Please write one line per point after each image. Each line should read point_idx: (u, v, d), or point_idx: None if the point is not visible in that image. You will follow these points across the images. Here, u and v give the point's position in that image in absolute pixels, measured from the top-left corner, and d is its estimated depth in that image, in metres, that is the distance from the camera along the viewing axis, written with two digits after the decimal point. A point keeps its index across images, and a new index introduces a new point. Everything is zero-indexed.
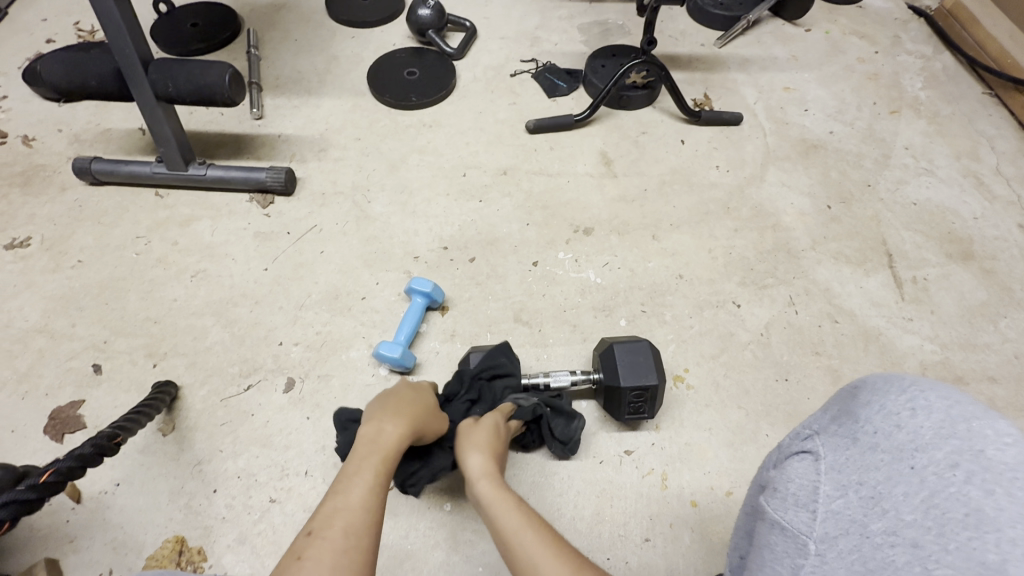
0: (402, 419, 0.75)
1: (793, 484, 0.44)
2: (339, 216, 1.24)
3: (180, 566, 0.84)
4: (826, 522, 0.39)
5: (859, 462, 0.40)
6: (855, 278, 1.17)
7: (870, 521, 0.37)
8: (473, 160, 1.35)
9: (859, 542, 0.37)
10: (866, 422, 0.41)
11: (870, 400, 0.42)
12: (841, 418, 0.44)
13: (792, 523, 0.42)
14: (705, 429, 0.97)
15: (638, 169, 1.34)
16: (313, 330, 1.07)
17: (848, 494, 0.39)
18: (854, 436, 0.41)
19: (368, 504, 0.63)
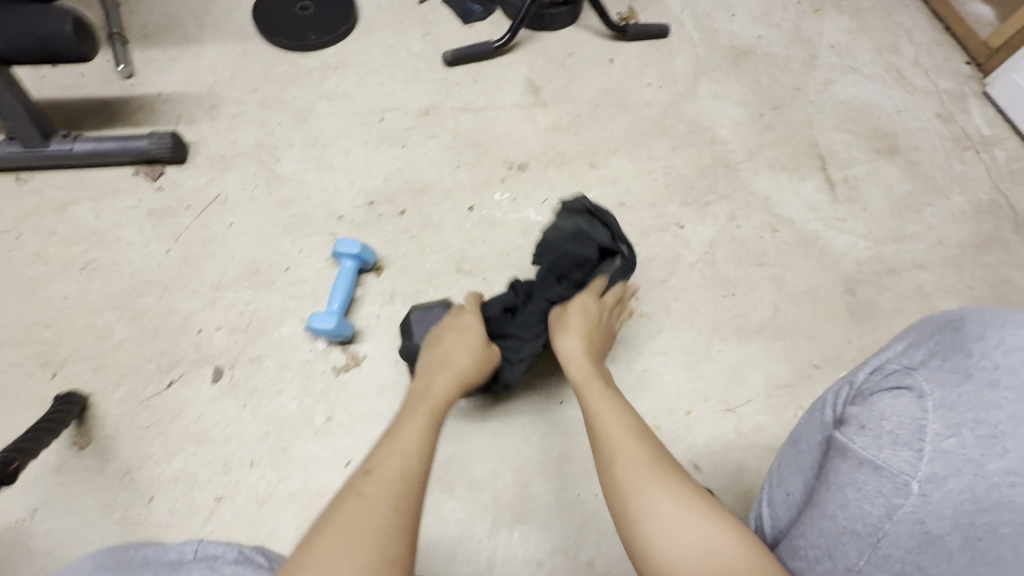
0: (451, 372, 0.76)
1: (888, 423, 0.47)
2: (246, 180, 1.10)
3: None
4: (934, 462, 0.43)
5: (974, 402, 0.43)
6: (792, 184, 1.17)
7: (985, 460, 0.41)
8: (390, 102, 1.22)
9: (973, 481, 0.42)
10: (981, 358, 0.44)
11: (981, 335, 0.45)
12: (946, 352, 0.46)
13: (888, 462, 0.46)
14: (661, 353, 0.97)
15: (568, 95, 1.26)
16: (236, 311, 0.97)
17: (964, 433, 0.43)
18: (966, 374, 0.44)
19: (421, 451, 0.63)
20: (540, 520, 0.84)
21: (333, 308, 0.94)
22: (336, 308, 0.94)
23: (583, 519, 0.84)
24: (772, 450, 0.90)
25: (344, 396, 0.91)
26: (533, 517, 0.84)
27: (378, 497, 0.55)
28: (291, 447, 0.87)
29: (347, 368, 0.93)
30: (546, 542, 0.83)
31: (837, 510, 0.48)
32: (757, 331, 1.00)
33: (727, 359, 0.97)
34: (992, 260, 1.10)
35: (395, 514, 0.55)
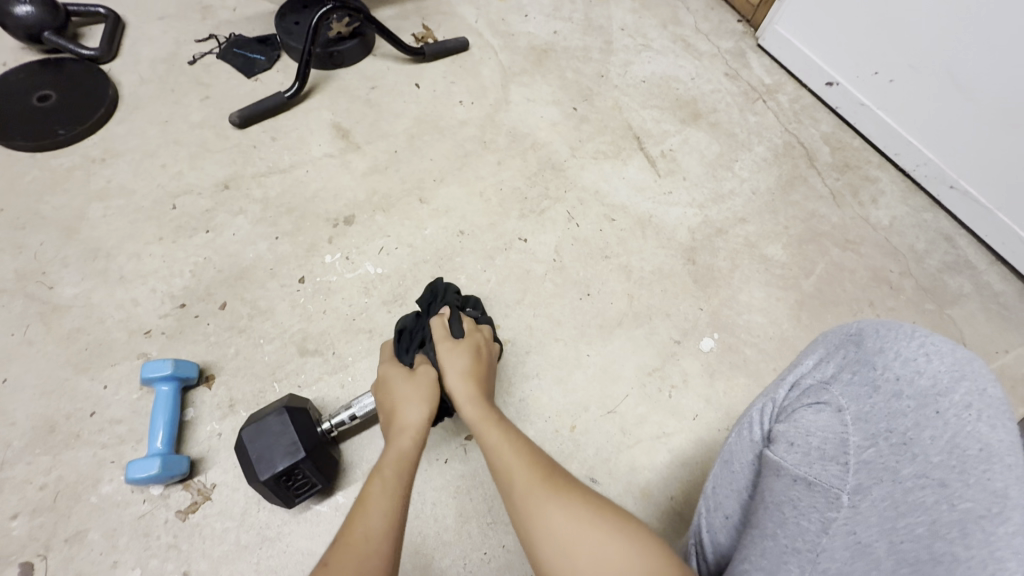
0: (416, 411, 0.72)
1: (814, 438, 0.44)
2: (13, 322, 0.91)
3: None
4: (857, 474, 0.40)
5: (887, 411, 0.41)
6: (617, 171, 1.21)
7: (899, 466, 0.38)
8: (180, 184, 1.07)
9: (891, 488, 0.38)
10: (884, 369, 0.43)
11: (881, 347, 0.44)
12: (852, 366, 0.45)
13: (820, 477, 0.42)
14: (534, 376, 0.96)
15: (380, 131, 1.19)
16: (34, 486, 0.80)
17: (879, 443, 0.40)
18: (875, 384, 0.43)
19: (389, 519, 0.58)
20: None
21: (158, 447, 0.80)
22: (161, 444, 0.80)
23: None
24: (657, 438, 0.92)
25: (198, 542, 0.78)
26: None
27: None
28: None
29: (194, 508, 0.80)
30: None
31: (777, 530, 0.44)
32: (618, 324, 1.02)
33: (597, 362, 0.98)
34: (798, 197, 1.22)
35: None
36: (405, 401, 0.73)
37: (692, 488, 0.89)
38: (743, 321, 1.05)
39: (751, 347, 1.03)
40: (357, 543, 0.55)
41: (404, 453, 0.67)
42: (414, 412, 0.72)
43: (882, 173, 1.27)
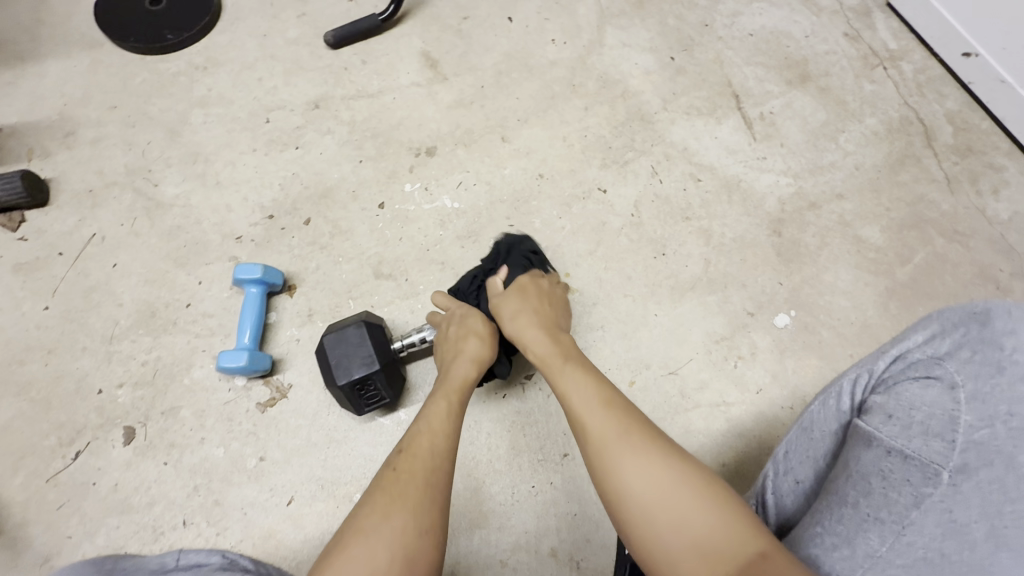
0: (479, 345, 0.76)
1: (919, 413, 0.45)
2: (122, 213, 0.98)
3: None
4: (965, 453, 0.42)
5: (1009, 393, 0.42)
6: (709, 129, 1.14)
7: (1016, 452, 0.40)
8: (274, 100, 1.10)
9: (1002, 473, 0.41)
10: (1013, 350, 0.43)
11: (1013, 328, 0.44)
12: (977, 346, 0.45)
13: (921, 452, 0.43)
14: (598, 328, 0.96)
15: (469, 64, 1.16)
16: (137, 362, 0.88)
17: (996, 426, 0.42)
18: (1001, 366, 0.43)
19: (449, 435, 0.64)
20: (497, 520, 0.83)
21: (245, 343, 0.86)
22: (246, 340, 0.86)
23: (541, 510, 0.83)
24: (716, 406, 0.91)
25: (274, 433, 0.85)
26: (490, 518, 0.83)
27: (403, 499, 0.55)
28: (223, 498, 0.82)
29: (273, 402, 0.87)
30: (506, 541, 0.82)
31: (858, 498, 0.45)
32: (691, 288, 0.99)
33: (664, 323, 0.96)
34: (907, 178, 1.12)
35: (426, 510, 0.55)
36: (468, 339, 0.76)
37: (745, 458, 0.88)
38: (824, 301, 1.00)
39: (829, 329, 0.98)
40: (419, 457, 0.60)
41: (467, 380, 0.72)
42: (477, 346, 0.76)
43: (1010, 161, 1.13)
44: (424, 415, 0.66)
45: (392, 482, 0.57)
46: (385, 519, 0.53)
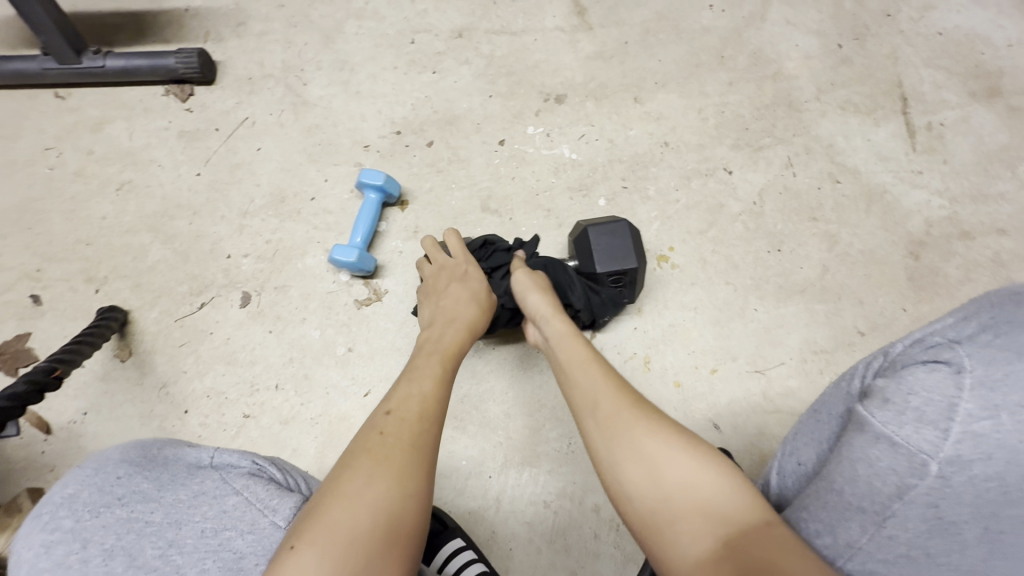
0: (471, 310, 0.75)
1: (916, 398, 0.38)
2: (273, 104, 1.07)
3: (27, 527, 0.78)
4: (960, 444, 0.36)
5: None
6: (863, 129, 1.03)
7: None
8: (422, 23, 1.13)
9: (1003, 470, 0.35)
10: None
11: None
12: (1002, 327, 0.37)
13: (909, 441, 0.38)
14: (690, 308, 0.92)
15: (617, 17, 1.12)
16: (263, 239, 0.97)
17: (1004, 417, 0.35)
18: (1023, 353, 0.35)
19: (439, 400, 0.62)
20: (548, 463, 0.84)
21: (359, 242, 0.92)
22: (360, 239, 0.92)
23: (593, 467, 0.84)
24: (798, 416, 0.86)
25: (365, 329, 0.92)
26: (542, 459, 0.85)
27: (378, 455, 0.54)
28: (312, 374, 0.90)
29: (368, 302, 0.93)
30: (553, 485, 0.83)
31: (842, 485, 0.41)
32: (800, 291, 0.93)
33: (762, 319, 0.91)
34: None
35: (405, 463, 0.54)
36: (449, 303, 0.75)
37: None
38: None
39: None
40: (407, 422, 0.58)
41: (460, 344, 0.71)
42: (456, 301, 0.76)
43: None
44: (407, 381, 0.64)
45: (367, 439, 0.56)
46: (367, 484, 0.51)
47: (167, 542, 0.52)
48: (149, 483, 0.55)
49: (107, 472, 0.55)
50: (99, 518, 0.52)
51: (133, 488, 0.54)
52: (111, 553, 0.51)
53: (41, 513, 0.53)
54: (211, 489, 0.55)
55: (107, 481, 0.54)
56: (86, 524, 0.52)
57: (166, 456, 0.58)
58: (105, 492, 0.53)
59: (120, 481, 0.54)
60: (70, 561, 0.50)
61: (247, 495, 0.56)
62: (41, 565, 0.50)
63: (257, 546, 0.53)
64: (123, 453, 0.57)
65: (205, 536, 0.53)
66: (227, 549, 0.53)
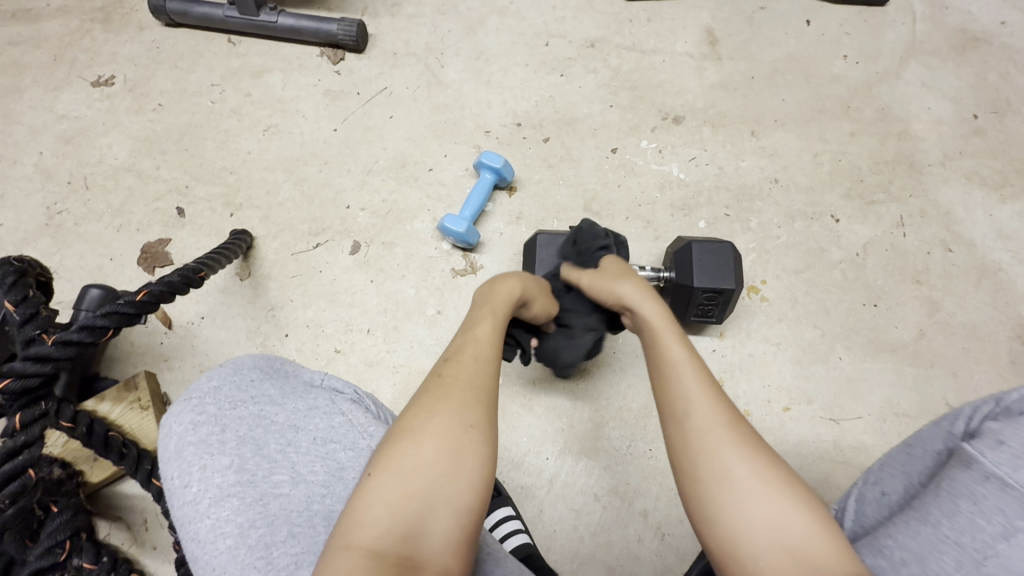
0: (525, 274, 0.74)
1: None
2: (410, 79, 1.15)
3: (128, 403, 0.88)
4: None
5: None
6: (986, 204, 1.01)
7: None
8: (558, 28, 1.19)
9: None
10: None
11: None
12: None
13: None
14: (773, 343, 0.92)
15: (748, 53, 1.14)
16: (379, 197, 1.05)
17: None
18: None
19: (491, 349, 0.62)
20: (605, 460, 0.87)
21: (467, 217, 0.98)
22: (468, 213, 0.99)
23: (649, 473, 0.86)
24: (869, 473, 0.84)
25: (456, 297, 0.98)
26: (600, 455, 0.87)
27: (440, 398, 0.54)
28: (400, 327, 0.97)
29: (464, 273, 0.99)
30: (606, 481, 0.86)
31: (941, 518, 0.42)
32: (891, 350, 0.91)
33: (845, 369, 0.90)
34: None
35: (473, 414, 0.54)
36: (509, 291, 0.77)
37: None
38: None
39: None
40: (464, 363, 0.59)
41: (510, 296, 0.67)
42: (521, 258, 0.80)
43: None
44: (468, 332, 0.63)
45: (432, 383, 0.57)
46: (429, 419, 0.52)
47: (283, 442, 0.57)
48: (273, 389, 0.61)
49: (243, 373, 0.61)
50: (234, 410, 0.58)
51: (262, 392, 0.60)
52: (241, 441, 0.56)
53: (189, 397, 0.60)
54: (322, 405, 0.61)
55: (245, 382, 0.60)
56: (225, 412, 0.58)
57: (288, 371, 0.64)
58: (242, 390, 0.59)
59: (253, 384, 0.60)
60: (208, 443, 0.56)
61: (349, 418, 0.60)
62: (189, 438, 0.57)
63: (358, 462, 0.57)
64: (254, 361, 0.63)
65: (315, 444, 0.58)
66: (333, 458, 0.57)
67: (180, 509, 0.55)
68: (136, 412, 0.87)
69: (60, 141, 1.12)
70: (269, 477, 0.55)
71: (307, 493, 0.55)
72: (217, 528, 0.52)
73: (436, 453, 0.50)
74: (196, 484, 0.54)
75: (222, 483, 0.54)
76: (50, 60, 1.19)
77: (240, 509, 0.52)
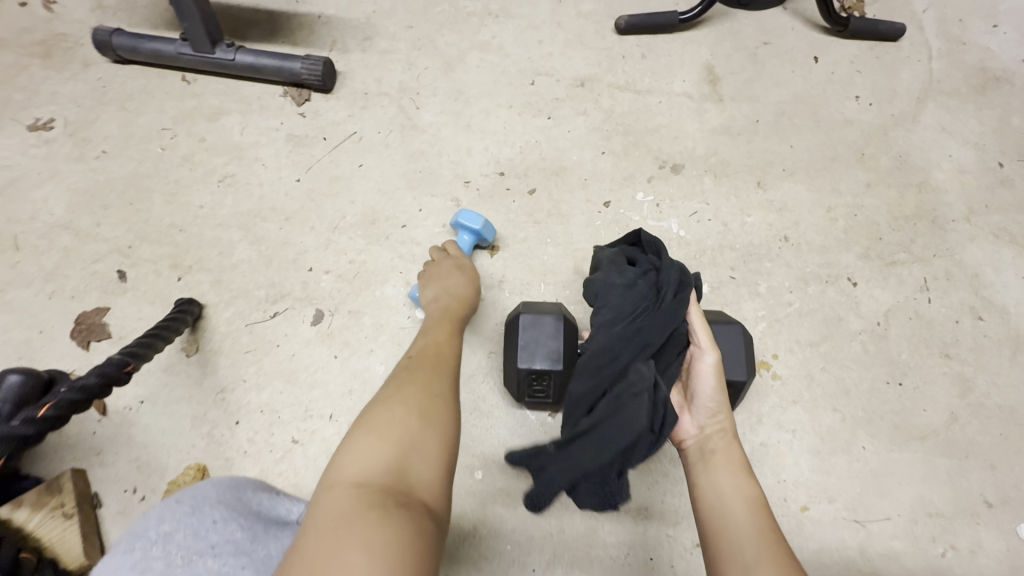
0: (461, 283, 0.79)
1: None
2: (382, 122, 1.04)
3: (50, 511, 0.76)
4: None
5: None
6: (1017, 265, 0.91)
7: None
8: (545, 64, 1.08)
9: None
10: None
11: None
12: None
13: None
14: (788, 429, 0.81)
15: (752, 93, 1.05)
16: (346, 258, 0.94)
17: None
18: None
19: (452, 346, 0.66)
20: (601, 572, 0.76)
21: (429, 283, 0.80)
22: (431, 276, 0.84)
23: None
24: None
25: None
26: (595, 566, 0.76)
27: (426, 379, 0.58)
28: None
29: None
30: None
31: None
32: (920, 437, 0.81)
33: (869, 461, 0.80)
34: None
35: (451, 399, 0.57)
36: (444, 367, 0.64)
37: None
38: None
39: None
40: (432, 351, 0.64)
41: (447, 308, 0.75)
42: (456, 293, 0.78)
43: None
44: (422, 335, 0.69)
45: (404, 367, 0.61)
46: (402, 400, 0.54)
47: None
48: (241, 531, 0.53)
49: (204, 513, 0.53)
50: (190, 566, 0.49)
51: (225, 536, 0.52)
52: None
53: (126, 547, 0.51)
54: None
55: (206, 525, 0.52)
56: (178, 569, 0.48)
57: (257, 506, 0.59)
58: (202, 538, 0.51)
59: (215, 526, 0.52)
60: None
61: None
62: None
63: None
64: (218, 495, 0.56)
65: None
66: None
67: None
68: (59, 522, 0.75)
69: None
70: None
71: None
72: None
73: (410, 409, 0.53)
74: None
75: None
76: None
77: None
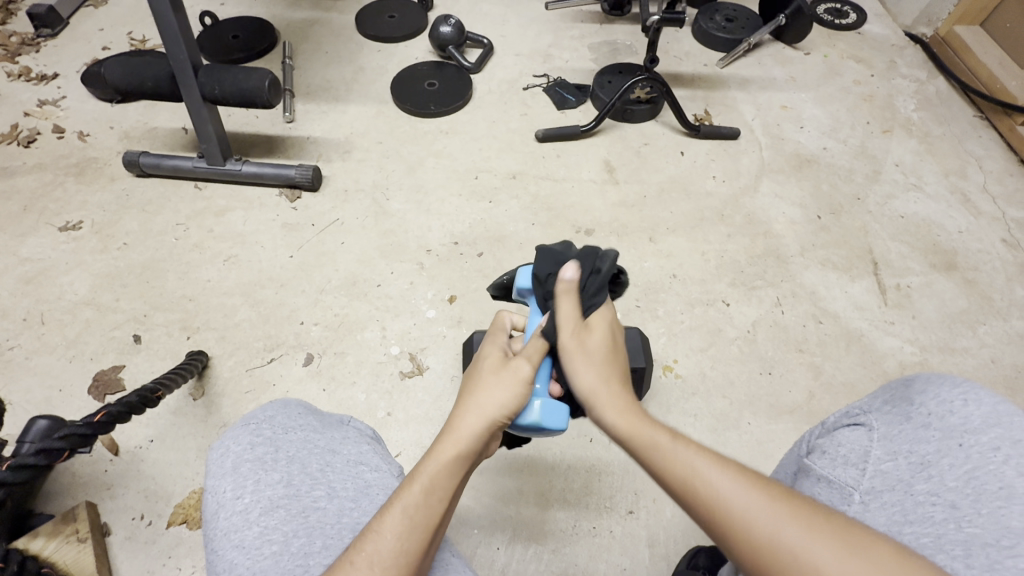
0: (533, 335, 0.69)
1: (842, 448, 0.58)
2: (360, 211, 1.33)
3: (63, 538, 0.84)
4: (873, 478, 0.54)
5: (911, 435, 0.54)
6: (841, 283, 1.24)
7: (915, 482, 0.52)
8: (485, 164, 1.43)
9: (903, 497, 0.51)
10: (920, 405, 0.56)
11: (926, 388, 0.57)
12: (895, 401, 0.58)
13: (839, 477, 0.56)
14: (690, 415, 1.04)
15: (639, 177, 1.42)
16: (332, 312, 1.16)
17: (899, 459, 0.53)
18: (903, 417, 0.56)
19: (451, 478, 0.55)
20: (553, 543, 0.91)
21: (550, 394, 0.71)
22: (545, 402, 0.67)
23: (595, 551, 0.90)
24: None
25: (404, 398, 1.06)
26: (548, 538, 0.91)
27: (462, 421, 0.59)
28: None
29: (411, 374, 1.09)
30: (556, 564, 0.89)
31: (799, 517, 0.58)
32: (789, 411, 1.05)
33: (755, 433, 1.02)
34: None
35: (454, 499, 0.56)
36: (584, 350, 0.66)
37: None
38: None
39: None
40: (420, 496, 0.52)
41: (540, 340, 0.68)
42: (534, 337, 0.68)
43: None
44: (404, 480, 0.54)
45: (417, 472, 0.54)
46: (434, 487, 0.53)
47: (322, 462, 0.59)
48: (314, 421, 0.65)
49: (291, 407, 0.66)
50: (286, 436, 0.60)
51: (306, 421, 0.64)
52: (291, 460, 0.58)
53: (242, 425, 0.62)
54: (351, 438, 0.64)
55: (292, 416, 0.63)
56: (280, 436, 0.60)
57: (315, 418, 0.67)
58: (292, 419, 0.63)
59: (291, 429, 0.62)
60: (265, 460, 0.57)
61: (374, 449, 0.65)
62: (247, 455, 0.58)
63: (384, 483, 0.61)
64: (299, 403, 0.68)
65: (348, 465, 0.60)
66: (361, 477, 0.60)
67: (226, 521, 0.54)
68: (71, 547, 0.84)
69: (20, 281, 1.19)
70: (312, 491, 0.56)
71: (340, 507, 0.56)
72: (264, 535, 0.52)
73: (435, 493, 0.53)
74: (248, 495, 0.54)
75: (272, 495, 0.54)
76: (19, 211, 1.30)
77: (288, 518, 0.53)
